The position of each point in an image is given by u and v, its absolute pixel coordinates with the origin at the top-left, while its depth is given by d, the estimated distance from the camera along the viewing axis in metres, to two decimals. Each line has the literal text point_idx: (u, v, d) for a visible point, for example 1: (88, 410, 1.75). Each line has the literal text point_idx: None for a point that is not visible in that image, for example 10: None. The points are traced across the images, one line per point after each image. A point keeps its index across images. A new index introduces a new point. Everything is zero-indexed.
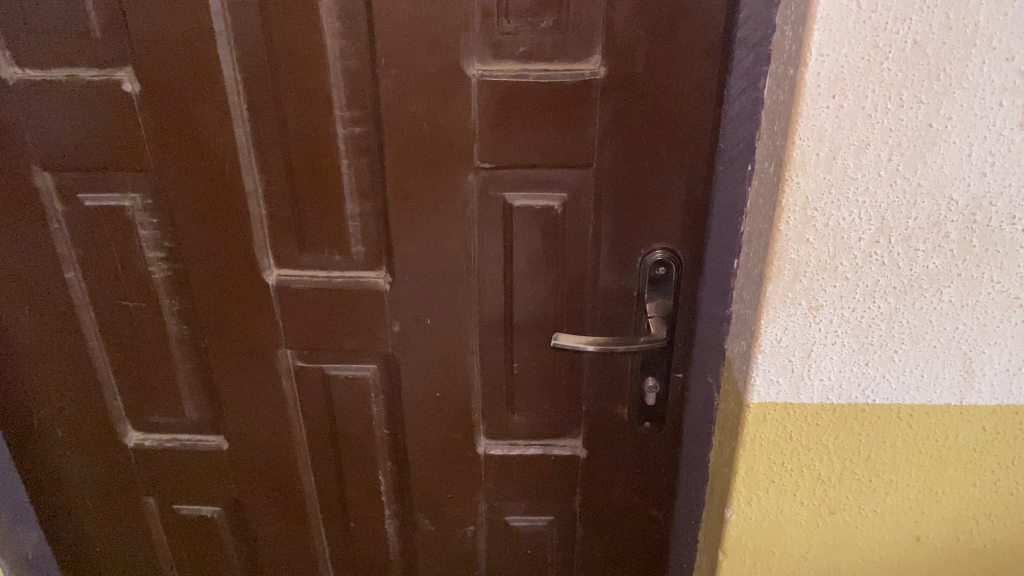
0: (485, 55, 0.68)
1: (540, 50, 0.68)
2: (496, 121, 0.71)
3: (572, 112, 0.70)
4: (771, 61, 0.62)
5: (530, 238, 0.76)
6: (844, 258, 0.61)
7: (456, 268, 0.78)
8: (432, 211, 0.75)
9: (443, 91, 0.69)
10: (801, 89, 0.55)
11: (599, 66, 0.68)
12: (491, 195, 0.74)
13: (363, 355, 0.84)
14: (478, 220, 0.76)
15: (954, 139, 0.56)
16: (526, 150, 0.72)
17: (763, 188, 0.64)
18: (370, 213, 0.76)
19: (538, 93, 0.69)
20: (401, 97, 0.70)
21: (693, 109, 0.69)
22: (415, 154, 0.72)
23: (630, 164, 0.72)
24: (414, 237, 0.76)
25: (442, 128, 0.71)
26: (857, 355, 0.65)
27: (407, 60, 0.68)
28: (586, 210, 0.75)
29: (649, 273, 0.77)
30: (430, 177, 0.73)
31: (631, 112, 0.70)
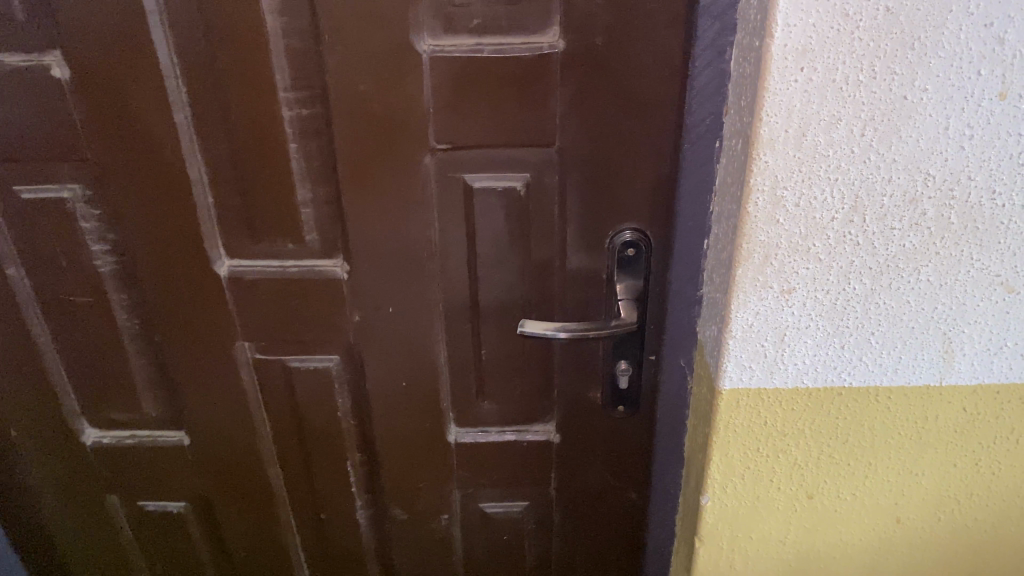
0: (438, 29, 0.64)
1: (496, 24, 0.64)
2: (452, 101, 0.67)
3: (532, 88, 0.66)
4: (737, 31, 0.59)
5: (494, 221, 0.73)
6: (816, 238, 0.58)
7: (417, 255, 0.75)
8: (389, 196, 0.71)
9: (394, 71, 0.65)
10: (767, 62, 0.51)
11: (560, 39, 0.64)
12: (450, 178, 0.71)
13: (324, 346, 0.80)
14: (439, 205, 0.72)
15: (931, 112, 0.53)
16: (486, 130, 0.68)
17: (730, 166, 0.60)
18: (324, 200, 0.72)
19: (494, 69, 0.65)
20: (350, 76, 0.65)
21: (660, 83, 0.65)
22: (367, 137, 0.68)
23: (595, 142, 0.69)
24: (373, 223, 0.73)
25: (394, 109, 0.67)
26: (833, 337, 0.63)
27: (354, 38, 0.64)
28: (551, 189, 0.72)
29: (618, 256, 0.74)
30: (385, 160, 0.70)
31: (596, 87, 0.66)
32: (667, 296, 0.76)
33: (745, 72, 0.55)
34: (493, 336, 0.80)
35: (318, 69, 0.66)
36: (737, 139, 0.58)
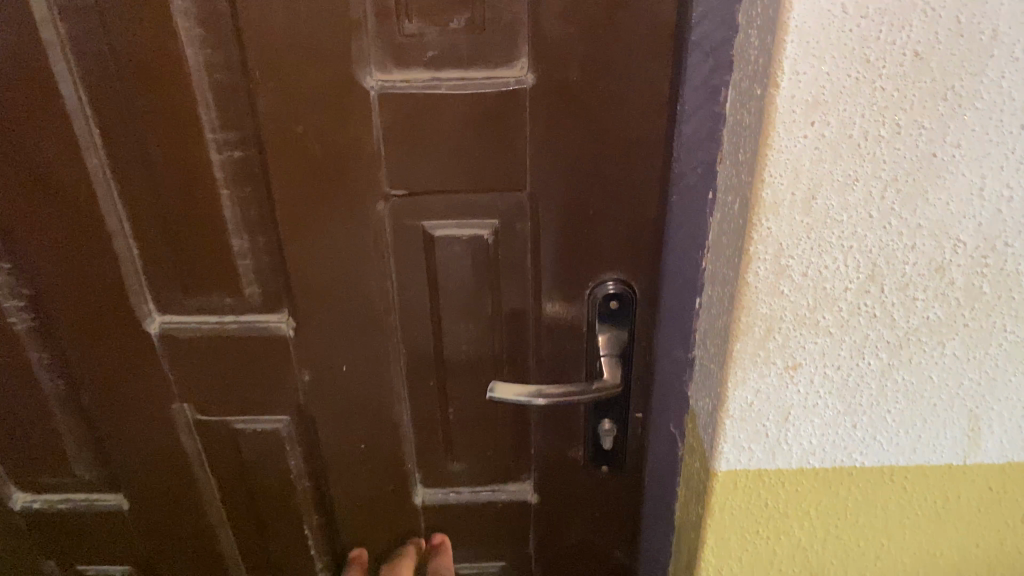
0: (386, 62, 0.55)
1: (454, 55, 0.55)
2: (406, 142, 0.58)
3: (497, 128, 0.57)
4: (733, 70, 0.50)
5: (458, 271, 0.65)
6: (826, 311, 0.50)
7: (372, 309, 0.66)
8: (338, 246, 0.63)
9: (337, 109, 0.56)
10: (769, 115, 0.43)
11: (528, 72, 0.55)
12: (407, 226, 0.62)
13: (272, 407, 0.72)
14: (396, 256, 0.64)
15: (963, 172, 0.44)
16: (446, 173, 0.59)
17: (725, 225, 0.52)
18: (264, 250, 0.64)
19: (453, 107, 0.56)
20: (287, 116, 0.56)
21: (645, 120, 0.56)
22: (310, 182, 0.60)
23: (572, 185, 0.60)
24: (321, 275, 0.64)
25: (340, 151, 0.58)
26: (843, 416, 0.55)
27: (289, 73, 0.55)
28: (522, 238, 0.63)
29: (600, 308, 0.65)
30: (332, 207, 0.61)
31: (570, 126, 0.57)
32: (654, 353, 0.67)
33: (743, 121, 0.47)
34: (461, 393, 0.71)
35: (250, 107, 0.57)
36: (733, 197, 0.49)
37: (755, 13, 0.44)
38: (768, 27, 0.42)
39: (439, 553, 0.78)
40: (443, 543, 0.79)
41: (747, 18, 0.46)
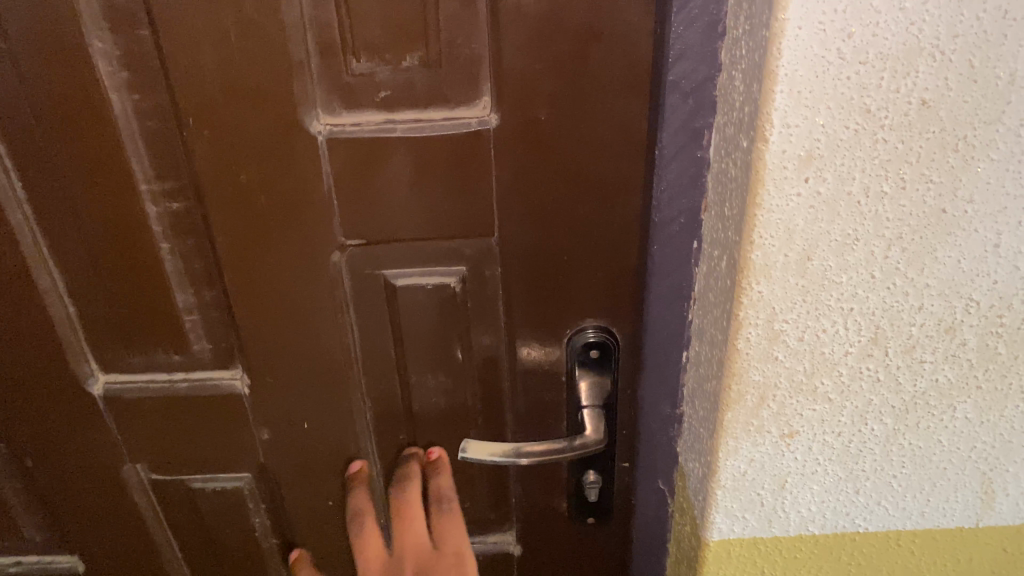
0: (335, 104, 0.50)
1: (409, 95, 0.50)
2: (360, 189, 0.53)
3: (460, 172, 0.52)
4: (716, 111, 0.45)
5: (424, 320, 0.60)
6: (824, 376, 0.45)
7: (332, 363, 0.61)
8: (292, 298, 0.58)
9: (283, 156, 0.51)
10: (758, 172, 0.38)
11: (491, 112, 0.50)
12: (366, 275, 0.57)
13: (230, 466, 0.67)
14: (356, 306, 0.59)
15: (976, 228, 0.39)
16: (406, 220, 0.54)
17: (711, 280, 0.47)
18: (212, 305, 0.58)
19: (411, 151, 0.51)
20: (228, 166, 0.51)
21: (621, 161, 0.51)
22: (258, 234, 0.55)
23: (544, 230, 0.55)
24: (275, 329, 0.59)
25: (289, 200, 0.53)
26: (845, 482, 0.50)
27: (227, 120, 0.49)
28: (493, 285, 0.58)
29: (579, 357, 0.60)
30: (282, 259, 0.56)
31: (540, 168, 0.52)
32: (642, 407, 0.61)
33: (727, 171, 0.42)
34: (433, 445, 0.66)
35: (186, 156, 0.51)
36: (718, 253, 0.44)
37: (738, 54, 0.39)
38: (753, 73, 0.37)
39: (438, 472, 0.65)
40: (442, 460, 0.65)
41: (730, 57, 0.41)
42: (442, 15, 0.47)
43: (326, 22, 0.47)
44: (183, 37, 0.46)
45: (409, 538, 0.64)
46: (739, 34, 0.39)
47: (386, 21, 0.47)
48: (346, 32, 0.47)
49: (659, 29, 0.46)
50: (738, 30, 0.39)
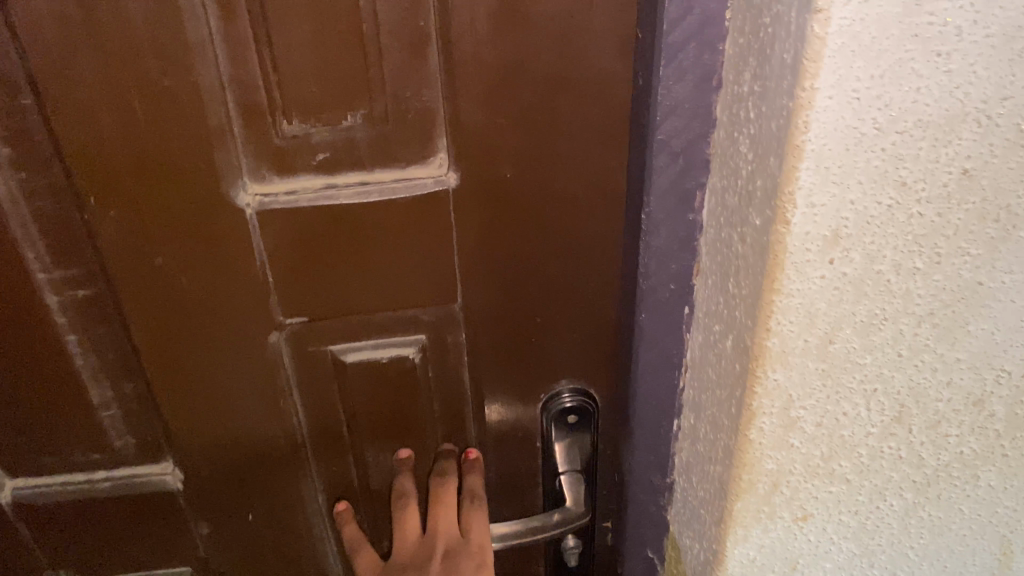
0: (265, 171, 0.42)
1: (352, 157, 0.43)
2: (300, 260, 0.45)
3: (416, 238, 0.45)
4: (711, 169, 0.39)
5: (380, 397, 0.53)
6: (843, 458, 0.40)
7: (278, 450, 0.54)
8: (226, 386, 0.50)
9: (206, 233, 0.43)
10: (777, 257, 0.32)
11: (450, 170, 0.44)
12: (311, 353, 0.50)
13: (167, 564, 0.59)
14: (302, 386, 0.51)
15: (1014, 299, 0.35)
16: (355, 292, 0.47)
17: (708, 353, 0.41)
18: (133, 397, 0.51)
19: (358, 218, 0.44)
20: (141, 247, 0.44)
21: (597, 216, 0.46)
22: (181, 320, 0.47)
23: (510, 293, 0.49)
24: (208, 419, 0.51)
25: (216, 282, 0.45)
26: (859, 559, 0.45)
27: (135, 197, 0.42)
28: (456, 353, 0.51)
29: (556, 425, 0.54)
30: (212, 343, 0.48)
31: (505, 227, 0.46)
32: (619, 490, 0.54)
33: (730, 245, 0.36)
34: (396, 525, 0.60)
35: (90, 237, 0.44)
36: (721, 334, 0.39)
37: (743, 117, 0.34)
38: (768, 144, 0.31)
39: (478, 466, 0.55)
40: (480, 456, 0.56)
41: (729, 117, 0.35)
42: (385, 67, 0.40)
43: (248, 82, 0.39)
44: (73, 107, 0.39)
45: (440, 522, 0.54)
46: (742, 94, 0.33)
47: (320, 77, 0.40)
48: (273, 92, 0.40)
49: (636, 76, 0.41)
50: (741, 90, 0.34)
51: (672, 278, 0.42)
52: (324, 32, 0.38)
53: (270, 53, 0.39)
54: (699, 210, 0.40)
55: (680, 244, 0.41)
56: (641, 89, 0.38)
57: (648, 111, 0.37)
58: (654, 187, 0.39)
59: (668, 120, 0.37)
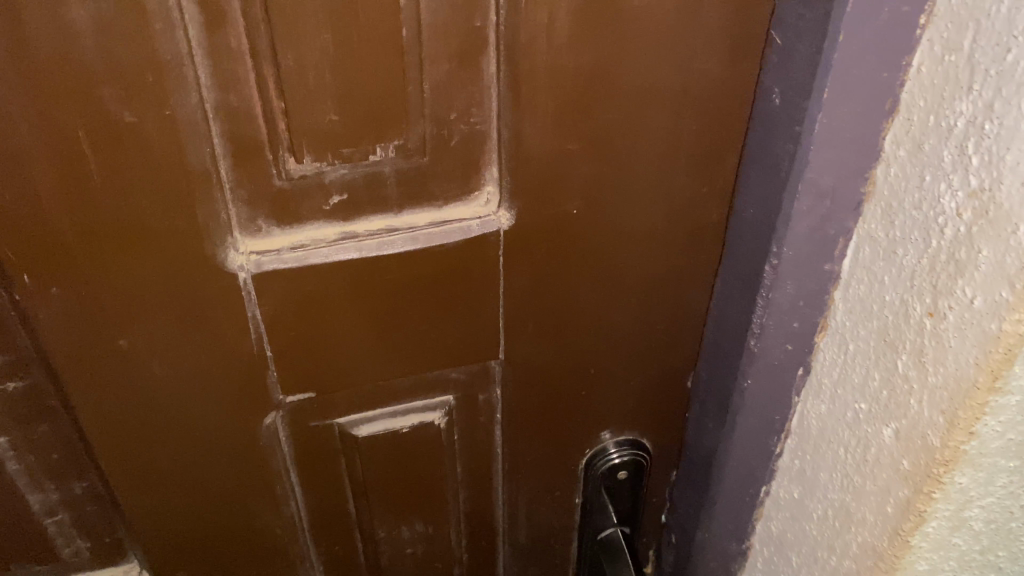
0: (261, 220, 0.31)
1: (376, 199, 0.32)
2: (309, 329, 0.35)
3: (453, 290, 0.35)
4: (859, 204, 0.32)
5: (395, 472, 0.43)
6: (1002, 548, 0.35)
7: (276, 543, 0.43)
8: (208, 483, 0.39)
9: (184, 307, 0.33)
10: (1005, 352, 0.27)
11: (499, 207, 0.34)
12: (317, 430, 0.39)
13: None
14: (305, 469, 0.41)
15: None
16: (373, 360, 0.37)
17: (841, 421, 0.36)
18: (86, 501, 0.40)
19: (381, 273, 0.34)
20: (94, 331, 0.32)
21: (674, 249, 0.37)
22: (150, 415, 0.36)
23: (565, 346, 0.39)
24: (189, 521, 0.40)
25: (197, 364, 0.35)
26: None
27: (87, 270, 0.30)
28: (486, 413, 0.42)
29: (602, 481, 0.46)
30: (193, 436, 0.37)
31: (569, 275, 0.37)
32: (677, 551, 0.48)
33: (905, 317, 0.31)
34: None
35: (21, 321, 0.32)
36: (870, 414, 0.34)
37: (950, 161, 0.28)
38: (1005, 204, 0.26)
39: None
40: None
41: (914, 153, 0.29)
42: (428, 83, 0.30)
43: (244, 111, 0.28)
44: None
45: None
46: (951, 131, 0.28)
47: (343, 100, 0.29)
48: (278, 123, 0.29)
49: (765, 89, 0.31)
50: (947, 125, 0.28)
51: (790, 338, 0.36)
52: (352, 44, 0.28)
53: (278, 73, 0.28)
54: (838, 259, 0.34)
55: (807, 298, 0.35)
56: (781, 110, 0.31)
57: (795, 143, 0.30)
58: (791, 236, 0.32)
59: (823, 153, 0.30)
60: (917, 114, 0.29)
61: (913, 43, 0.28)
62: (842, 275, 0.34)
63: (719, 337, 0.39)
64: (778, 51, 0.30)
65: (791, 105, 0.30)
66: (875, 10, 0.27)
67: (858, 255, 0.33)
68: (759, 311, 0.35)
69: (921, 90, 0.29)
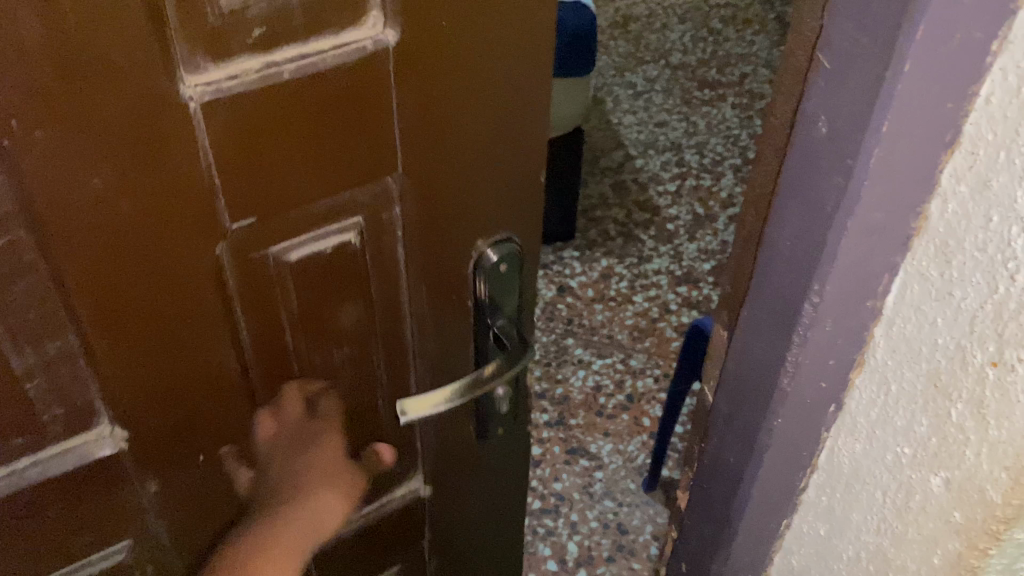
0: (198, 59, 0.25)
1: (287, 29, 0.26)
2: (231, 181, 0.28)
3: (369, 125, 0.29)
4: (903, 199, 0.30)
5: (327, 331, 0.35)
6: None
7: (249, 462, 0.37)
8: (172, 372, 0.32)
9: (145, 151, 0.26)
10: None
11: (386, 29, 0.27)
12: (263, 300, 0.32)
13: None
14: (260, 368, 0.34)
15: None
16: (288, 209, 0.30)
17: (879, 447, 0.35)
18: (49, 442, 0.31)
19: (294, 105, 0.27)
20: (17, 247, 0.25)
21: (531, 65, 0.32)
22: (116, 299, 0.28)
23: (451, 184, 0.33)
24: (151, 434, 0.33)
25: (159, 215, 0.27)
26: None
27: (42, 123, 0.23)
28: (403, 270, 0.35)
29: (484, 279, 0.37)
30: (157, 309, 0.29)
31: (466, 109, 0.31)
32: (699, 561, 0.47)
33: (961, 364, 0.30)
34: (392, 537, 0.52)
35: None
36: (915, 459, 0.33)
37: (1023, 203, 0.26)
38: None
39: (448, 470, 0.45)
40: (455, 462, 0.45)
41: (977, 186, 0.28)
42: None
43: None
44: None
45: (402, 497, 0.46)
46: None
47: None
48: None
49: (807, 117, 0.31)
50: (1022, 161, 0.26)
51: (826, 375, 0.36)
52: None
53: None
54: (881, 296, 0.33)
55: (847, 335, 0.34)
56: (827, 140, 0.30)
57: (843, 177, 0.30)
58: (837, 271, 0.32)
59: (875, 190, 0.30)
60: (983, 147, 0.28)
61: (983, 70, 0.27)
62: (885, 313, 0.34)
63: (744, 368, 0.39)
64: (824, 77, 0.30)
65: (840, 138, 0.30)
66: (941, 38, 0.26)
67: (903, 293, 0.33)
68: (795, 347, 0.35)
69: (989, 123, 0.27)
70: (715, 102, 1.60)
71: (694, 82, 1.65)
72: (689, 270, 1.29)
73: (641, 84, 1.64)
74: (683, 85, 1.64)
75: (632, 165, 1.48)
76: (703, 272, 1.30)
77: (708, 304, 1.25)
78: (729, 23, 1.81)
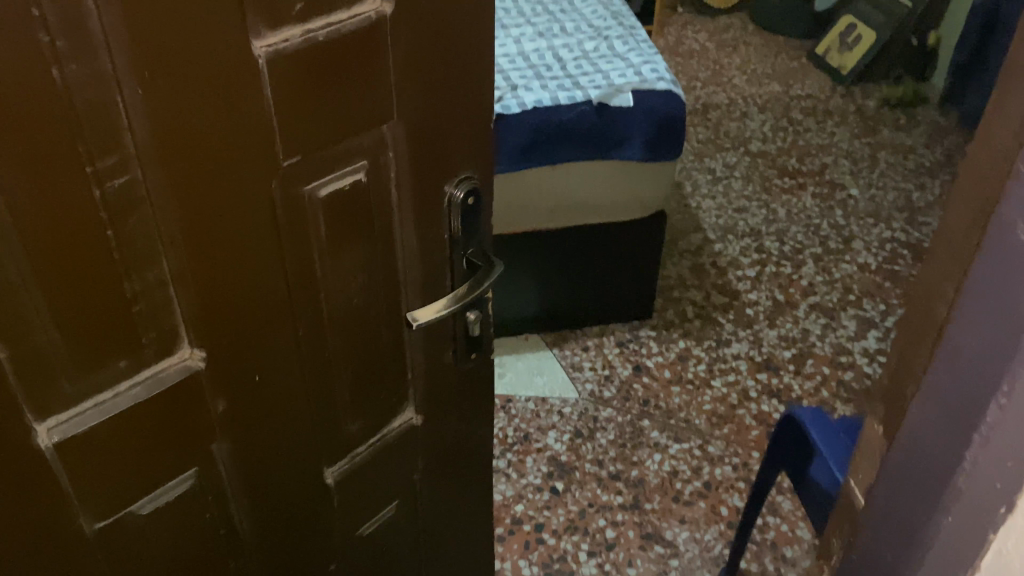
0: (260, 26, 0.31)
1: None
2: (287, 97, 0.33)
3: (370, 70, 0.35)
4: None
5: (343, 240, 0.41)
6: None
7: (293, 369, 0.43)
8: (245, 270, 0.37)
9: (232, 76, 0.31)
10: None
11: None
12: (300, 224, 0.38)
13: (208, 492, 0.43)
14: (298, 269, 0.39)
15: None
16: (318, 143, 0.35)
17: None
18: (147, 356, 0.36)
19: (329, 62, 0.33)
20: (137, 162, 0.31)
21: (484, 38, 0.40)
22: (207, 203, 0.34)
23: (433, 134, 0.41)
24: (226, 331, 0.38)
25: (243, 130, 0.33)
26: None
27: (172, 54, 0.29)
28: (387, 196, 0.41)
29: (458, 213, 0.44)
30: (237, 212, 0.35)
31: (437, 63, 0.38)
32: None
33: None
34: (395, 487, 0.55)
35: (66, 186, 0.29)
36: None
37: None
38: None
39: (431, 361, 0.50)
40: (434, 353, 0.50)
41: None
42: None
43: None
44: (71, 32, 0.27)
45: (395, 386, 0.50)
46: None
47: None
48: None
49: (1008, 220, 0.28)
50: None
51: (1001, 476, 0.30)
52: None
53: None
54: None
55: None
56: None
57: None
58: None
59: None
60: None
61: None
62: None
63: (910, 456, 0.35)
64: None
65: None
66: None
67: None
68: (973, 449, 0.31)
69: None
70: (795, 191, 1.59)
71: (774, 169, 1.66)
72: (770, 356, 1.26)
73: (719, 171, 1.65)
74: (762, 172, 1.65)
75: (710, 249, 1.47)
76: (784, 358, 1.26)
77: (789, 393, 1.21)
78: (810, 116, 1.82)
